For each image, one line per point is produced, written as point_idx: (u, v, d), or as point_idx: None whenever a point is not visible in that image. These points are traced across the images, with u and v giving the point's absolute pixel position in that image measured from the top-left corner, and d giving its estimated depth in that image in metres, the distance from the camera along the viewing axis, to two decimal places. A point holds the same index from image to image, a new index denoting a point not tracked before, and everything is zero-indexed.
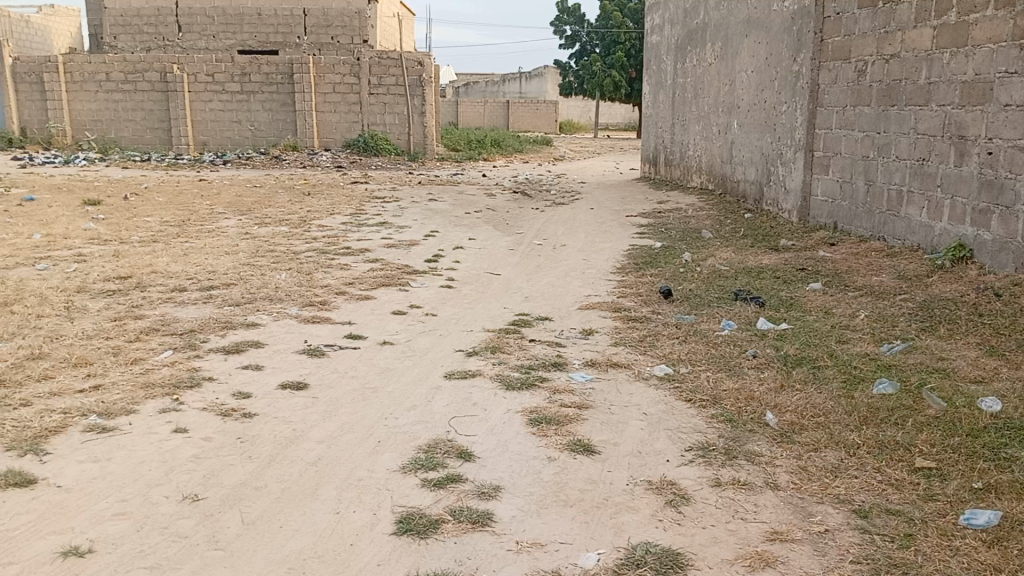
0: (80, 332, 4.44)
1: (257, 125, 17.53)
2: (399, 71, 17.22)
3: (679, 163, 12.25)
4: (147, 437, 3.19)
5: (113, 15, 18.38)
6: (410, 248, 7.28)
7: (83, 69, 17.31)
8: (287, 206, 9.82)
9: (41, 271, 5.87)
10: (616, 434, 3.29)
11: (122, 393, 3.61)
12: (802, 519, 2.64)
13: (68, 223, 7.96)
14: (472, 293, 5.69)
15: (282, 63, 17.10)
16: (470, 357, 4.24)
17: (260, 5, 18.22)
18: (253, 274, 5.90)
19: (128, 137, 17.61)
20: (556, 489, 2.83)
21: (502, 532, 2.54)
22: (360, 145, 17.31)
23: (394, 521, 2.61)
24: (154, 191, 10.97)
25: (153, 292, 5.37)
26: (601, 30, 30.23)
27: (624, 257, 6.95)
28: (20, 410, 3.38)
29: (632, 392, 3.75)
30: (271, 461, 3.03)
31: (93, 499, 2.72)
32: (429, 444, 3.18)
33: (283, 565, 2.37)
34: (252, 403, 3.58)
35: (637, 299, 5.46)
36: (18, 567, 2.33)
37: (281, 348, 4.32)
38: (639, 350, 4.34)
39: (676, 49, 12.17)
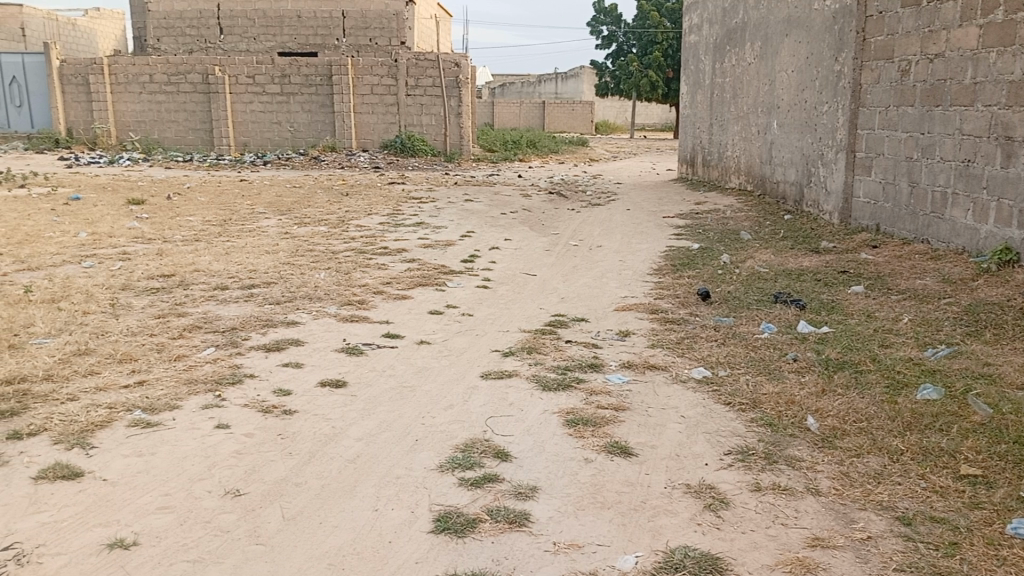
0: (125, 328, 4.53)
1: (296, 126, 17.74)
2: (436, 72, 17.32)
3: (718, 164, 12.14)
4: (190, 432, 3.25)
5: (157, 18, 18.71)
6: (447, 248, 7.31)
7: (127, 70, 17.66)
8: (325, 206, 9.91)
9: (87, 269, 6.00)
10: (654, 437, 3.27)
11: (165, 389, 3.67)
12: (844, 525, 2.60)
13: (113, 222, 8.12)
14: (509, 293, 5.70)
15: (321, 65, 17.29)
16: (507, 357, 4.24)
17: (299, 7, 18.44)
18: (293, 273, 5.96)
19: (170, 137, 17.91)
20: (594, 490, 2.82)
21: (539, 533, 2.54)
22: (397, 146, 17.44)
23: (432, 519, 2.62)
24: (196, 191, 11.15)
25: (195, 290, 5.46)
26: (638, 30, 30.09)
27: (661, 258, 6.91)
28: (67, 405, 3.46)
29: (670, 394, 3.73)
30: (311, 458, 3.06)
31: (138, 492, 2.77)
32: (466, 443, 3.18)
33: (322, 561, 2.39)
34: (292, 400, 3.62)
35: (674, 301, 5.42)
36: (66, 558, 2.39)
37: (319, 346, 4.36)
38: (677, 352, 4.31)
39: (715, 49, 12.06)
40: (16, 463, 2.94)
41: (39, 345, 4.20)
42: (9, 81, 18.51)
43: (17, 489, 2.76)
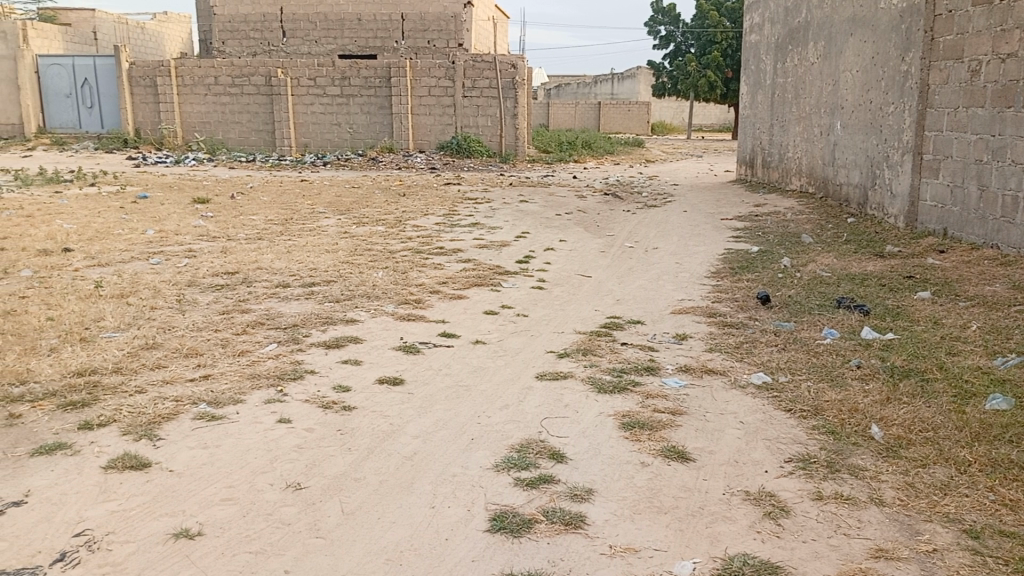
0: (191, 323, 4.66)
1: (355, 127, 17.99)
2: (493, 73, 17.38)
3: (778, 166, 11.93)
4: (253, 426, 3.32)
5: (222, 22, 19.18)
6: (502, 249, 7.33)
7: (193, 72, 18.13)
8: (383, 206, 10.04)
9: (155, 266, 6.18)
10: (711, 442, 3.23)
11: (228, 384, 3.76)
12: (909, 537, 2.53)
13: (179, 220, 8.35)
14: (564, 295, 5.69)
15: (380, 67, 17.53)
16: (562, 358, 4.24)
17: (360, 10, 18.72)
18: (352, 272, 6.06)
19: (234, 138, 18.34)
20: (650, 495, 2.80)
21: (595, 535, 2.53)
22: (453, 147, 17.57)
23: (488, 519, 2.63)
24: (258, 190, 11.40)
25: (258, 287, 5.58)
26: (696, 30, 29.74)
27: (719, 261, 6.82)
28: (136, 397, 3.57)
29: (728, 400, 3.68)
30: (369, 454, 3.10)
31: (202, 483, 2.85)
32: (522, 444, 3.19)
33: (380, 556, 2.42)
34: (351, 397, 3.67)
35: (733, 304, 5.35)
36: (134, 546, 2.46)
37: (377, 344, 4.42)
38: (736, 357, 4.25)
39: (777, 48, 11.85)
40: (87, 452, 3.04)
41: (109, 338, 4.34)
42: (81, 82, 19.15)
43: (89, 478, 2.86)
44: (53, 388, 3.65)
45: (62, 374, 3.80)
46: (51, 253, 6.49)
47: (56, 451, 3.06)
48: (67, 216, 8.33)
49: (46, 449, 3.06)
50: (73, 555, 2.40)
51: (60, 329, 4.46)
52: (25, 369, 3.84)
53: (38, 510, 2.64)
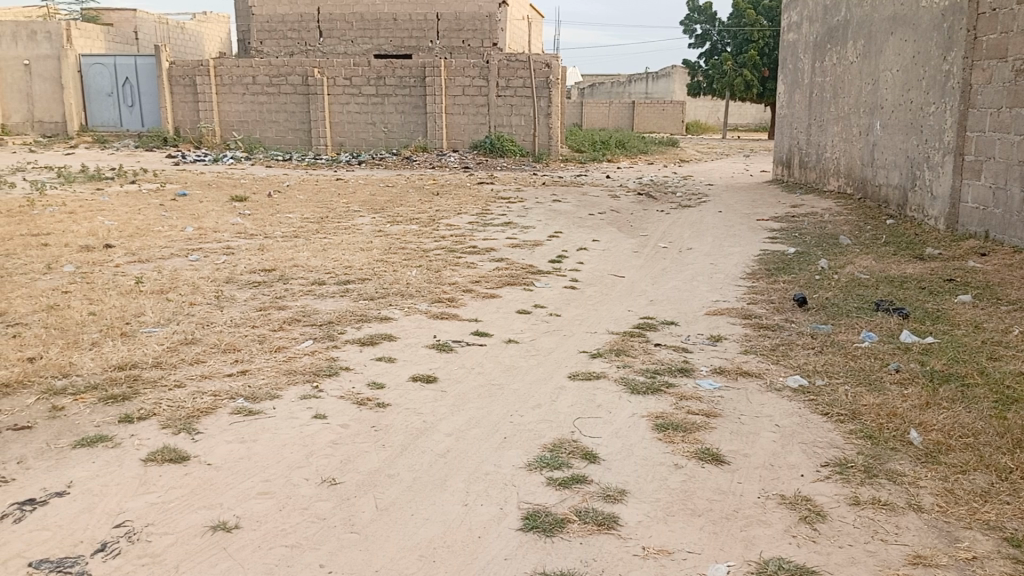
0: (228, 319, 4.73)
1: (390, 126, 18.11)
2: (527, 73, 17.37)
3: (816, 166, 11.78)
4: (289, 421, 3.36)
5: (261, 22, 19.41)
6: (535, 248, 7.33)
7: (232, 72, 18.38)
8: (418, 205, 10.09)
9: (194, 262, 6.28)
10: (746, 445, 3.20)
11: (265, 379, 3.81)
12: (948, 544, 2.49)
13: (218, 218, 8.47)
14: (598, 295, 5.68)
15: (415, 67, 17.63)
16: (595, 358, 4.23)
17: (396, 10, 18.84)
18: (386, 270, 6.10)
19: (271, 137, 18.56)
20: (684, 497, 2.78)
21: (628, 536, 2.52)
22: (487, 147, 17.60)
23: (521, 517, 2.63)
24: (294, 189, 11.53)
25: (294, 284, 5.64)
26: (733, 29, 29.46)
27: (755, 263, 6.76)
28: (175, 391, 3.64)
29: (764, 402, 3.64)
30: (402, 450, 3.13)
31: (238, 477, 2.89)
32: (554, 443, 3.19)
33: (414, 552, 2.44)
34: (385, 394, 3.70)
35: (769, 306, 5.30)
36: (172, 537, 2.50)
37: (411, 341, 4.45)
38: (772, 359, 4.21)
39: (815, 47, 11.70)
40: (127, 445, 3.10)
41: (149, 333, 4.42)
42: (123, 82, 19.51)
43: (129, 470, 2.92)
44: (94, 381, 3.73)
45: (104, 368, 3.88)
46: (93, 249, 6.63)
47: (97, 443, 3.12)
48: (108, 213, 8.50)
49: (88, 441, 3.12)
50: (114, 545, 2.45)
51: (102, 324, 4.56)
52: (68, 362, 3.92)
53: (80, 501, 2.70)
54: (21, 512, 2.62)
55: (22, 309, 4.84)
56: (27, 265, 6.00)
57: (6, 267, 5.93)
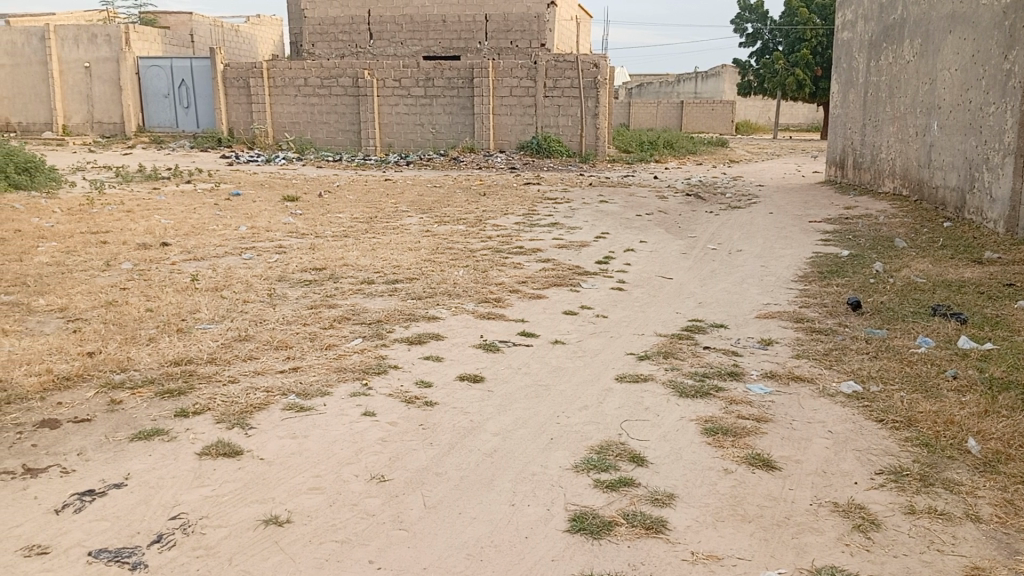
0: (281, 317, 4.81)
1: (438, 127, 18.24)
2: (575, 73, 17.32)
3: (870, 167, 11.53)
4: (339, 418, 3.41)
5: (313, 24, 19.71)
6: (582, 249, 7.30)
7: (284, 74, 18.66)
8: (465, 205, 10.15)
9: (247, 260, 6.41)
10: (798, 451, 3.15)
11: (316, 376, 3.87)
12: (1007, 556, 2.42)
13: (270, 217, 8.63)
14: (645, 296, 5.65)
15: (463, 68, 17.73)
16: (642, 361, 4.20)
17: (444, 12, 18.99)
18: (434, 270, 6.16)
19: (322, 138, 18.82)
20: (734, 502, 2.75)
21: (677, 541, 2.50)
22: (534, 147, 17.60)
23: (568, 519, 2.63)
24: (344, 188, 11.69)
25: (343, 283, 5.72)
26: (786, 27, 28.99)
27: (807, 265, 6.65)
28: (229, 386, 3.72)
29: (816, 408, 3.58)
30: (450, 449, 3.15)
31: (291, 472, 2.94)
32: (601, 445, 3.18)
33: (462, 551, 2.45)
34: (433, 392, 3.73)
35: (821, 310, 5.20)
36: (226, 530, 2.55)
37: (458, 341, 4.47)
38: (825, 364, 4.14)
39: (870, 46, 11.46)
40: (183, 439, 3.18)
41: (204, 330, 4.52)
42: (179, 83, 19.97)
43: (184, 463, 2.99)
44: (151, 375, 3.83)
45: (160, 363, 3.98)
46: (150, 247, 6.80)
47: (153, 436, 3.20)
48: (164, 211, 8.71)
49: (145, 435, 3.21)
50: (169, 538, 2.52)
51: (159, 320, 4.68)
52: (126, 357, 4.04)
53: (137, 493, 2.77)
54: (80, 502, 2.71)
55: (83, 305, 4.99)
56: (88, 262, 6.20)
57: (68, 264, 6.12)
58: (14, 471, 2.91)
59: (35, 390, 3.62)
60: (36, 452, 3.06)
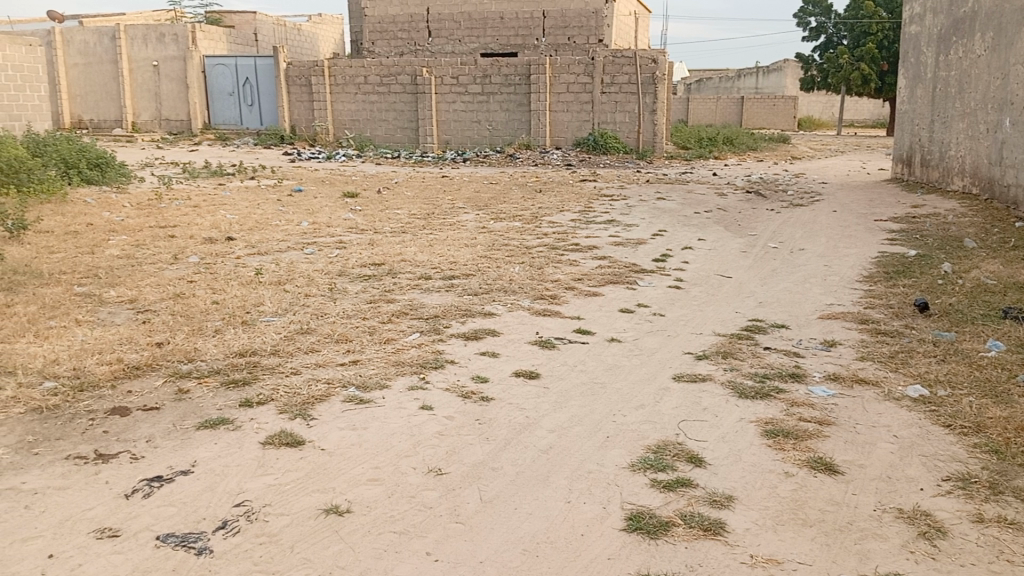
0: (341, 311, 4.90)
1: (494, 124, 18.30)
2: (633, 69, 17.18)
3: (938, 164, 11.18)
4: (398, 411, 3.46)
5: (373, 23, 19.96)
6: (639, 247, 7.26)
7: (345, 72, 18.95)
8: (521, 201, 10.17)
9: (309, 255, 6.55)
10: (862, 455, 3.09)
11: (375, 369, 3.94)
12: None
13: (330, 213, 8.77)
14: (704, 295, 5.60)
15: (521, 65, 17.78)
16: (700, 360, 4.16)
17: (502, 9, 19.03)
18: (490, 266, 6.19)
19: (381, 135, 19.07)
20: (795, 506, 2.71)
21: (735, 543, 2.48)
22: (590, 144, 17.52)
23: (624, 518, 2.62)
24: (402, 185, 11.83)
25: (402, 278, 5.79)
26: (850, 21, 28.26)
27: (872, 265, 6.49)
28: (291, 377, 3.81)
29: (881, 412, 3.50)
30: (506, 444, 3.17)
31: (350, 463, 3.00)
32: (659, 444, 3.16)
33: (518, 546, 2.47)
34: (489, 388, 3.76)
35: (887, 311, 5.08)
36: (288, 519, 2.62)
37: (514, 337, 4.50)
38: (890, 367, 4.04)
39: (939, 40, 11.11)
40: (247, 428, 3.27)
41: (267, 322, 4.64)
42: (244, 83, 20.42)
43: (248, 452, 3.07)
44: (217, 366, 3.95)
45: (225, 354, 4.10)
46: (216, 241, 7.00)
47: (219, 425, 3.30)
48: (229, 207, 8.94)
49: (211, 424, 3.31)
50: (233, 524, 2.59)
51: (225, 312, 4.82)
52: (193, 348, 4.16)
53: (203, 479, 2.86)
54: (150, 488, 2.81)
55: (152, 297, 5.17)
56: (157, 255, 6.40)
57: (138, 257, 6.33)
58: (87, 456, 3.03)
59: (107, 378, 3.76)
60: (107, 438, 3.18)
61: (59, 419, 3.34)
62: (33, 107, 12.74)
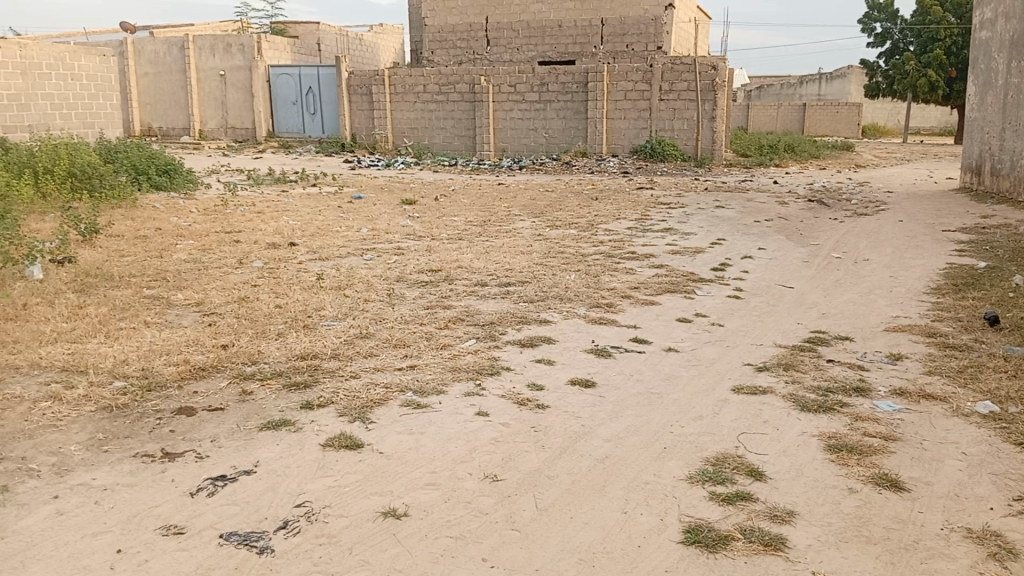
0: (399, 316, 4.97)
1: (551, 132, 18.34)
2: (692, 76, 17.02)
3: (1009, 173, 10.82)
4: (455, 416, 3.50)
5: (432, 32, 20.21)
6: (697, 255, 7.19)
7: (405, 81, 19.21)
8: (577, 209, 10.18)
9: (368, 261, 6.66)
10: (928, 472, 3.01)
11: (432, 374, 3.99)
12: None
13: (389, 220, 8.91)
14: (764, 305, 5.52)
15: (578, 72, 17.78)
16: (760, 372, 4.10)
17: (561, 17, 19.07)
18: (546, 274, 6.20)
19: (439, 143, 19.28)
20: (859, 523, 2.65)
21: (797, 560, 2.44)
22: (647, 151, 17.40)
23: (682, 530, 2.61)
24: (459, 192, 11.94)
25: (458, 284, 5.85)
26: (918, 26, 27.53)
27: (940, 277, 6.31)
28: (351, 381, 3.89)
29: (949, 428, 3.41)
30: (562, 453, 3.18)
31: (407, 467, 3.04)
32: (718, 457, 3.13)
33: (574, 555, 2.48)
34: (545, 396, 3.77)
35: (955, 324, 4.93)
36: (347, 520, 2.67)
37: (570, 345, 4.51)
38: (959, 382, 3.92)
39: (1011, 46, 10.78)
40: (308, 430, 3.34)
41: (328, 326, 4.74)
42: (306, 91, 20.96)
43: (309, 453, 3.14)
44: (280, 368, 4.05)
45: (288, 357, 4.20)
46: (279, 246, 7.17)
47: (281, 426, 3.38)
48: (292, 213, 9.14)
49: (273, 425, 3.39)
50: (294, 525, 2.65)
51: (287, 316, 4.93)
52: (257, 351, 4.27)
53: (265, 480, 2.94)
54: (214, 487, 2.89)
55: (218, 299, 5.32)
56: (223, 259, 6.59)
57: (204, 261, 6.52)
58: (154, 454, 3.14)
59: (174, 378, 3.89)
60: (174, 438, 3.29)
61: (129, 417, 3.47)
62: (106, 115, 13.23)
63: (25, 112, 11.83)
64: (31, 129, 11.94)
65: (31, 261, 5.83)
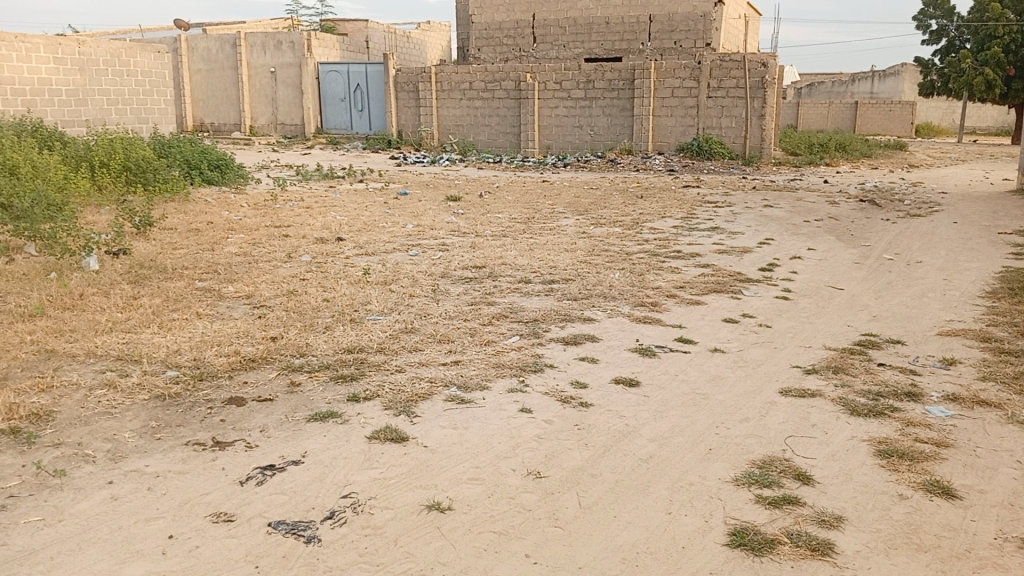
0: (443, 312, 5.01)
1: (597, 129, 18.26)
2: (741, 72, 16.78)
3: None
4: (498, 412, 3.53)
5: (479, 29, 20.28)
6: (744, 255, 7.11)
7: (451, 78, 19.32)
8: (622, 207, 10.15)
9: (413, 257, 6.72)
10: (982, 480, 2.95)
11: (476, 370, 4.02)
12: None
13: (434, 216, 8.98)
14: (813, 306, 5.44)
15: (625, 69, 17.67)
16: (809, 374, 4.05)
17: (609, 13, 18.97)
18: (590, 272, 6.19)
19: (484, 140, 19.35)
20: (909, 529, 2.61)
21: (845, 566, 2.41)
22: (693, 148, 17.22)
23: (727, 533, 2.59)
24: (505, 189, 11.96)
25: (502, 281, 5.88)
26: (975, 23, 26.78)
27: (996, 280, 6.15)
28: (396, 375, 3.94)
29: (1005, 436, 3.33)
30: (605, 451, 3.18)
31: (451, 462, 3.07)
32: (763, 460, 3.10)
33: (617, 555, 2.48)
34: (589, 394, 3.77)
35: (1010, 329, 4.80)
36: (392, 513, 2.71)
37: (615, 343, 4.50)
38: (1015, 389, 3.82)
39: None
40: (354, 422, 3.40)
41: (374, 321, 4.80)
42: (355, 87, 21.19)
43: (355, 445, 3.20)
44: (326, 361, 4.12)
45: (335, 350, 4.27)
46: (327, 241, 7.27)
47: (328, 418, 3.44)
48: (340, 208, 9.28)
49: (320, 416, 3.46)
50: (340, 515, 2.70)
51: (333, 310, 5.00)
52: (304, 343, 4.35)
53: (312, 470, 3.00)
54: (263, 476, 2.96)
55: (267, 292, 5.43)
56: (272, 253, 6.71)
57: (254, 255, 6.64)
58: (205, 443, 3.22)
59: (225, 369, 3.99)
60: (223, 426, 3.37)
61: (180, 406, 3.56)
62: (160, 110, 13.55)
63: (83, 107, 12.17)
64: (88, 124, 12.28)
65: (88, 253, 6.01)
